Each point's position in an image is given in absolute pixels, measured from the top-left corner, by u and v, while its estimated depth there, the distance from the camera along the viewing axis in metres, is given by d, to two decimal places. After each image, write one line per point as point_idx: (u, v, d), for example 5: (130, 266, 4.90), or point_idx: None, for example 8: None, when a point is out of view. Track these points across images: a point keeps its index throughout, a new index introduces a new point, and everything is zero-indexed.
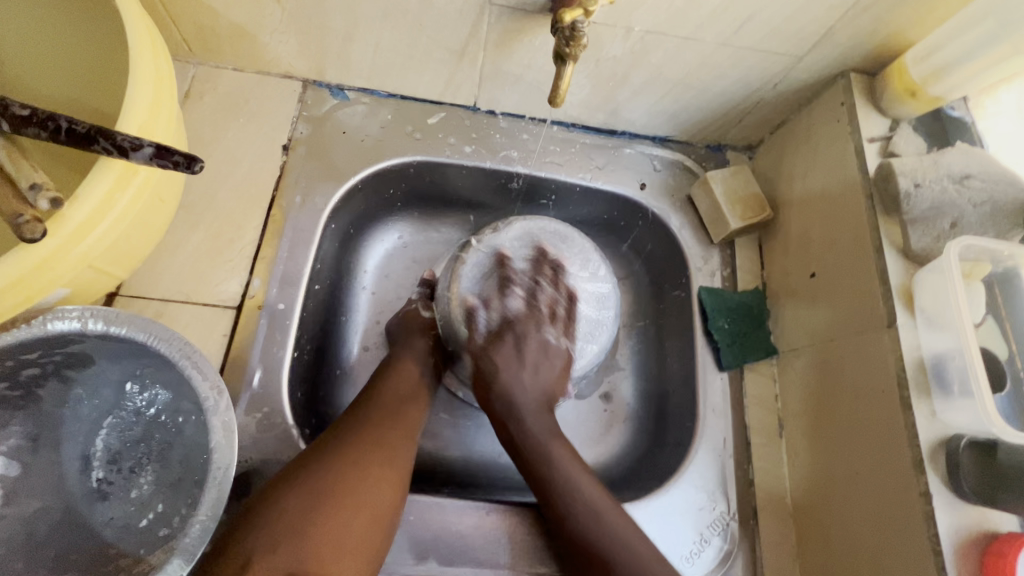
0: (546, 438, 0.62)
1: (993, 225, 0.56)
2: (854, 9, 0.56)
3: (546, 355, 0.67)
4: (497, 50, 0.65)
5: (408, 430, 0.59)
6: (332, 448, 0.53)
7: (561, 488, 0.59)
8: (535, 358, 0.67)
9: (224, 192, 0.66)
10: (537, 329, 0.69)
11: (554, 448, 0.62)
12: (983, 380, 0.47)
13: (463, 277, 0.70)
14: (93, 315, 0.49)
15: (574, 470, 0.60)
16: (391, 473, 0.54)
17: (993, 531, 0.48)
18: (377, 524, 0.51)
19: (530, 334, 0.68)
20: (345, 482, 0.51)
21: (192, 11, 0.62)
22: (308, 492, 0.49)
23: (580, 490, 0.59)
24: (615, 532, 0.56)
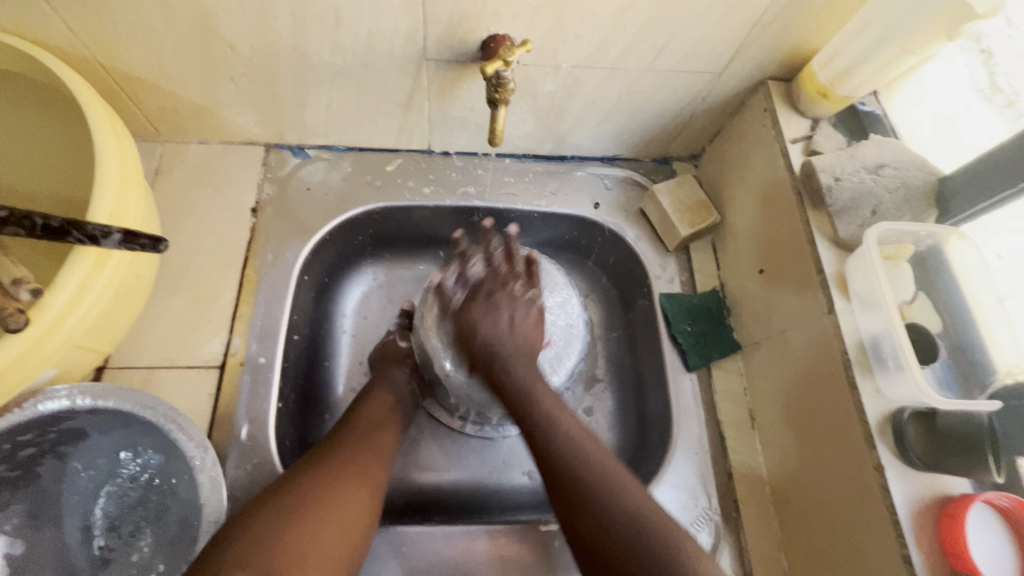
0: (530, 380, 0.61)
1: (910, 208, 0.60)
2: (757, 26, 0.61)
3: (523, 307, 0.67)
4: (440, 98, 0.70)
5: (382, 451, 0.63)
6: (308, 470, 0.57)
7: (558, 442, 0.55)
8: (511, 313, 0.66)
9: (199, 259, 0.70)
10: (512, 295, 0.68)
11: (557, 406, 0.59)
12: (911, 355, 0.51)
13: (437, 308, 0.74)
14: (81, 392, 0.53)
15: (574, 433, 0.56)
16: (363, 492, 0.57)
17: (944, 496, 0.51)
18: (345, 539, 0.54)
19: (502, 295, 0.67)
20: (318, 499, 0.54)
21: (154, 95, 0.67)
22: (281, 507, 0.52)
23: (582, 446, 0.55)
24: (597, 467, 0.53)
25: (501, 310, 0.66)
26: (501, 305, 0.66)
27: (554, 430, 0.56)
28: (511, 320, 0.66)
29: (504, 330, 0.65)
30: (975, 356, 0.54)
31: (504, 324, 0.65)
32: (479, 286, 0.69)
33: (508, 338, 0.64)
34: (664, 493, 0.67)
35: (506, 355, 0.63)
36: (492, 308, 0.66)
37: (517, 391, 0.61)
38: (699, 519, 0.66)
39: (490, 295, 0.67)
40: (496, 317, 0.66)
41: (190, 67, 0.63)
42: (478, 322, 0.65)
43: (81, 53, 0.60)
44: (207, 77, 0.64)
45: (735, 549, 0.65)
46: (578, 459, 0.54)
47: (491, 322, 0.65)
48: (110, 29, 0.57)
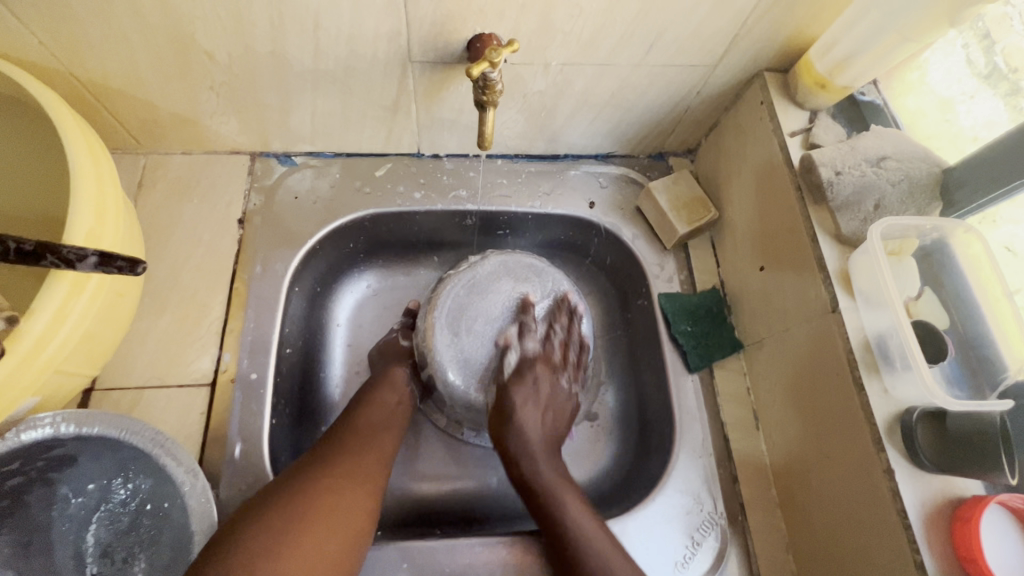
0: (557, 483, 0.63)
1: (913, 202, 0.58)
2: (752, 17, 0.59)
3: (559, 405, 0.70)
4: (427, 101, 0.68)
5: (382, 454, 0.62)
6: (308, 471, 0.56)
7: (576, 551, 0.57)
8: (548, 401, 0.69)
9: (186, 273, 0.68)
10: (551, 380, 0.71)
11: (568, 496, 0.61)
12: (920, 355, 0.50)
13: (440, 307, 0.73)
14: (64, 419, 0.51)
15: (579, 513, 0.60)
16: (364, 495, 0.56)
17: (956, 498, 0.49)
18: (345, 543, 0.53)
19: (546, 380, 0.71)
20: (319, 505, 0.53)
21: (133, 106, 0.65)
22: (281, 512, 0.51)
23: (582, 528, 0.58)
24: (593, 548, 0.56)
25: (532, 410, 0.67)
26: (530, 395, 0.68)
27: (564, 519, 0.59)
28: (539, 420, 0.67)
29: (533, 426, 0.66)
30: (985, 351, 0.53)
31: (535, 430, 0.67)
32: (524, 363, 0.70)
33: (536, 441, 0.66)
34: (669, 498, 0.65)
35: (532, 450, 0.65)
36: (525, 409, 0.67)
37: (546, 489, 0.62)
38: (705, 524, 0.64)
39: (532, 371, 0.70)
40: (533, 411, 0.67)
41: (167, 76, 0.61)
42: (520, 410, 0.67)
43: (54, 66, 0.58)
44: (186, 87, 0.62)
45: (742, 554, 0.63)
46: (569, 522, 0.59)
47: (532, 415, 0.67)
48: (82, 40, 0.55)
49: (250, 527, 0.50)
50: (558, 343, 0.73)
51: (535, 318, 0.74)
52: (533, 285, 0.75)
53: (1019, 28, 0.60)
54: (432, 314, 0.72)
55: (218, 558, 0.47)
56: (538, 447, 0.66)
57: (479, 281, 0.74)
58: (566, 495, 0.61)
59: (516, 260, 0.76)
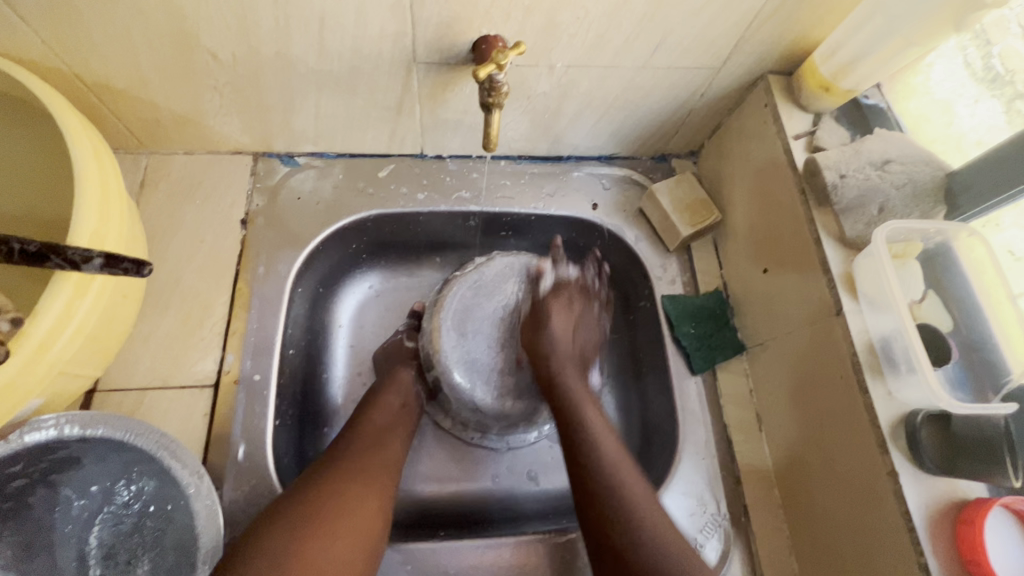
0: (617, 457, 0.58)
1: (917, 205, 0.59)
2: (757, 20, 0.60)
3: (589, 324, 0.72)
4: (432, 101, 0.68)
5: (390, 460, 0.61)
6: (316, 479, 0.56)
7: (604, 468, 0.57)
8: (576, 317, 0.70)
9: (189, 274, 0.68)
10: (592, 312, 0.73)
11: (589, 407, 0.62)
12: (925, 358, 0.50)
13: (446, 310, 0.72)
14: (69, 420, 0.51)
15: (624, 467, 0.57)
16: (372, 503, 0.56)
17: (960, 500, 0.50)
18: (355, 552, 0.52)
19: (580, 307, 0.72)
20: (327, 515, 0.53)
21: (136, 106, 0.65)
22: (290, 523, 0.51)
23: (605, 451, 0.58)
24: (628, 482, 0.56)
25: (564, 316, 0.69)
26: (564, 309, 0.70)
27: (588, 435, 0.60)
28: (570, 328, 0.69)
29: (563, 336, 0.68)
30: (987, 354, 0.53)
31: (559, 333, 0.68)
32: (558, 287, 0.73)
33: (566, 347, 0.67)
34: (672, 499, 0.66)
35: (559, 355, 0.66)
36: (557, 313, 0.69)
37: (569, 402, 0.63)
38: (709, 526, 0.64)
39: (572, 299, 0.72)
40: (564, 319, 0.69)
41: (171, 76, 0.61)
42: (552, 317, 0.69)
43: (58, 65, 0.58)
44: (190, 86, 0.62)
45: (746, 555, 0.64)
46: (608, 465, 0.57)
47: (562, 322, 0.69)
48: (86, 39, 0.55)
49: (262, 538, 0.50)
50: (576, 288, 0.73)
51: (564, 270, 0.75)
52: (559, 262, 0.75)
53: (1016, 31, 0.61)
54: (437, 315, 0.72)
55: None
56: (575, 374, 0.66)
57: (484, 284, 0.74)
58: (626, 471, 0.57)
59: (522, 262, 0.76)
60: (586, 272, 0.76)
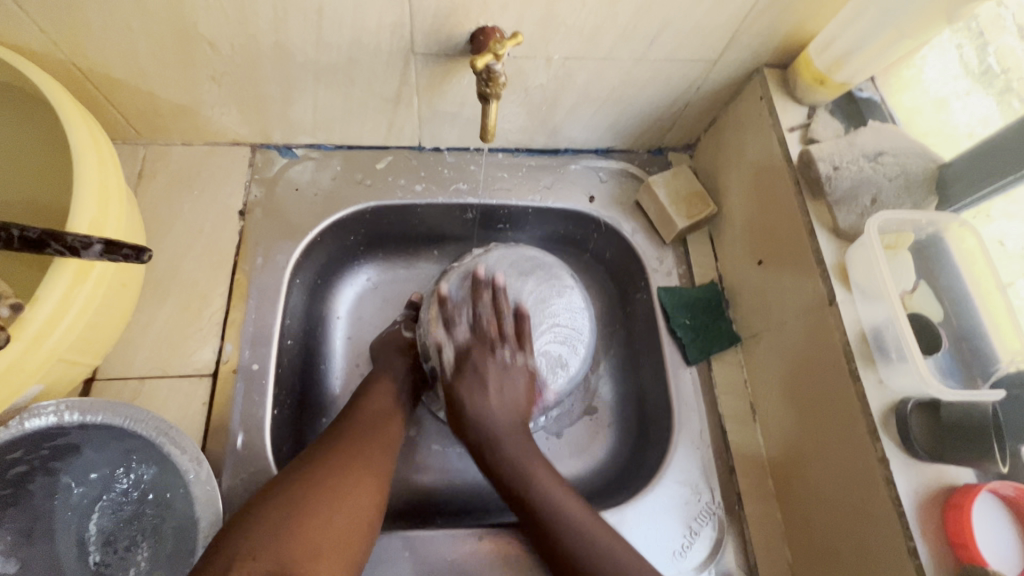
0: (526, 461, 0.63)
1: (910, 196, 0.59)
2: (752, 12, 0.60)
3: (512, 377, 0.68)
4: (430, 93, 0.68)
5: (387, 443, 0.62)
6: (315, 460, 0.57)
7: (536, 491, 0.61)
8: (498, 382, 0.67)
9: (187, 264, 0.68)
10: (501, 364, 0.68)
11: (535, 466, 0.63)
12: (915, 346, 0.50)
13: (441, 300, 0.72)
14: (68, 407, 0.51)
15: (567, 501, 0.60)
16: (370, 485, 0.57)
17: (949, 485, 0.50)
18: (354, 532, 0.53)
19: (490, 366, 0.68)
20: (325, 492, 0.54)
21: (134, 96, 0.65)
22: (289, 500, 0.52)
23: (568, 513, 0.59)
24: (555, 498, 0.60)
25: (490, 385, 0.67)
26: (474, 382, 0.67)
27: (537, 494, 0.61)
28: (500, 397, 0.67)
29: (495, 409, 0.66)
30: (976, 344, 0.54)
31: (495, 408, 0.66)
32: (478, 330, 0.70)
33: (505, 423, 0.65)
34: (667, 488, 0.66)
35: (496, 428, 0.65)
36: (489, 377, 0.67)
37: (515, 474, 0.62)
38: (703, 514, 0.65)
39: (478, 368, 0.68)
40: (485, 396, 0.66)
41: (169, 66, 0.61)
42: (472, 396, 0.66)
43: (56, 54, 0.58)
44: (187, 76, 0.62)
45: (739, 542, 0.64)
46: (535, 486, 0.61)
47: (483, 399, 0.66)
48: (84, 28, 0.55)
49: (262, 512, 0.51)
50: (483, 351, 0.69)
51: (461, 318, 0.70)
52: (451, 283, 0.73)
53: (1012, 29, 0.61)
54: (432, 306, 0.72)
55: (232, 547, 0.48)
56: (514, 443, 0.65)
57: (476, 273, 0.73)
58: (562, 500, 0.60)
59: (517, 255, 0.76)
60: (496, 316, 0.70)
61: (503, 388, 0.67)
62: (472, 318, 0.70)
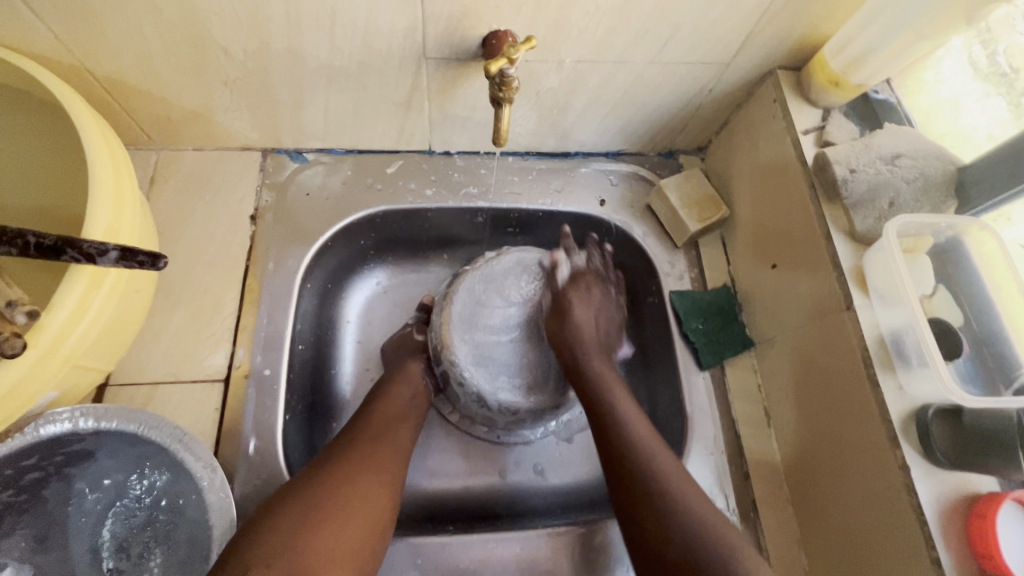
0: (606, 378, 0.66)
1: (928, 199, 0.58)
2: (767, 14, 0.59)
3: (609, 308, 0.74)
4: (441, 97, 0.68)
5: (398, 446, 0.62)
6: (327, 464, 0.56)
7: (648, 469, 0.56)
8: (598, 305, 0.73)
9: (199, 269, 0.69)
10: (606, 292, 0.75)
11: (617, 389, 0.65)
12: (937, 352, 0.50)
13: (456, 300, 0.72)
14: (83, 413, 0.51)
15: (650, 444, 0.59)
16: (380, 489, 0.57)
17: (971, 494, 0.50)
18: (364, 537, 0.53)
19: (597, 291, 0.74)
20: (337, 497, 0.53)
21: (146, 102, 0.65)
22: (301, 505, 0.52)
23: (655, 459, 0.57)
24: (662, 463, 0.57)
25: (580, 302, 0.72)
26: (586, 299, 0.72)
27: (614, 411, 0.62)
28: (595, 317, 0.71)
29: (589, 323, 0.70)
30: (998, 349, 0.53)
31: (590, 340, 0.69)
32: (575, 276, 0.74)
33: (590, 334, 0.70)
34: None
35: (585, 344, 0.69)
36: (577, 305, 0.72)
37: (614, 425, 0.61)
38: None
39: (587, 287, 0.74)
40: (597, 352, 0.69)
41: (182, 72, 0.61)
42: (575, 309, 0.71)
43: (70, 61, 0.58)
44: (200, 81, 0.62)
45: (755, 549, 0.64)
46: (639, 445, 0.58)
47: (586, 312, 0.71)
48: (99, 34, 0.55)
49: (274, 518, 0.51)
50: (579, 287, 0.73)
51: (540, 291, 0.74)
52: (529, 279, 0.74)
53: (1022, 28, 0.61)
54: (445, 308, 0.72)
55: (245, 553, 0.48)
56: (597, 364, 0.67)
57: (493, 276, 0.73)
58: (645, 441, 0.59)
59: (531, 256, 0.76)
60: (588, 260, 0.76)
61: (602, 313, 0.73)
62: (558, 292, 0.73)
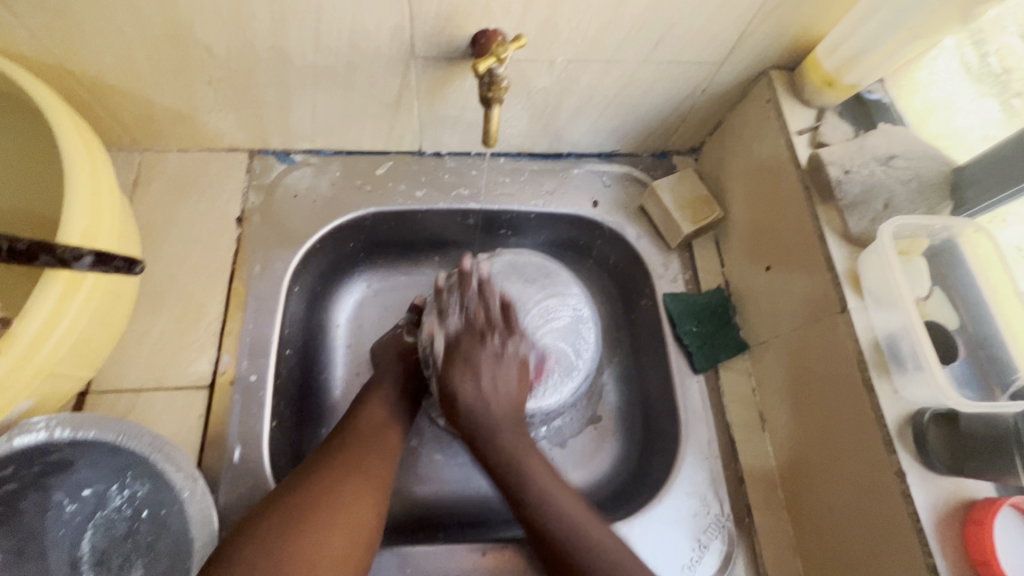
0: (522, 453, 0.62)
1: (923, 201, 0.58)
2: (760, 13, 0.59)
3: (505, 364, 0.67)
4: (430, 97, 0.67)
5: (386, 453, 0.61)
6: (313, 472, 0.55)
7: (559, 521, 0.57)
8: (490, 370, 0.66)
9: (184, 272, 0.67)
10: (491, 354, 0.67)
11: (530, 459, 0.62)
12: (933, 356, 0.49)
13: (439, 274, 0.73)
14: (59, 423, 0.50)
15: (553, 488, 0.60)
16: (369, 497, 0.55)
17: (969, 500, 0.49)
18: (354, 547, 0.52)
19: (484, 359, 0.66)
20: (322, 507, 0.52)
21: (128, 102, 0.63)
22: (285, 516, 0.50)
23: (569, 513, 0.57)
24: (589, 531, 0.56)
25: (471, 350, 0.67)
26: (472, 373, 0.65)
27: (530, 488, 0.59)
28: (477, 386, 0.65)
29: (485, 397, 0.64)
30: (995, 352, 0.52)
31: (472, 386, 0.65)
32: (507, 297, 0.70)
33: (498, 406, 0.64)
34: (674, 500, 0.65)
35: (489, 421, 0.63)
36: (474, 355, 0.67)
37: (512, 474, 0.61)
38: (712, 527, 0.64)
39: (467, 355, 0.67)
40: (490, 377, 0.65)
41: (165, 71, 0.59)
42: (458, 384, 0.65)
43: (47, 60, 0.56)
44: (183, 81, 0.61)
45: (749, 555, 0.63)
46: (524, 478, 0.60)
47: (467, 380, 0.65)
48: (76, 32, 0.54)
49: (257, 530, 0.49)
50: (477, 293, 0.69)
51: (450, 324, 0.70)
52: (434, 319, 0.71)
53: (1013, 29, 0.62)
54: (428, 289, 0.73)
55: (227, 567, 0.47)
56: (507, 433, 0.63)
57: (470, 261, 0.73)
58: (528, 461, 0.61)
59: (524, 260, 0.78)
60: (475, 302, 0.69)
61: (498, 374, 0.66)
62: (459, 311, 0.70)
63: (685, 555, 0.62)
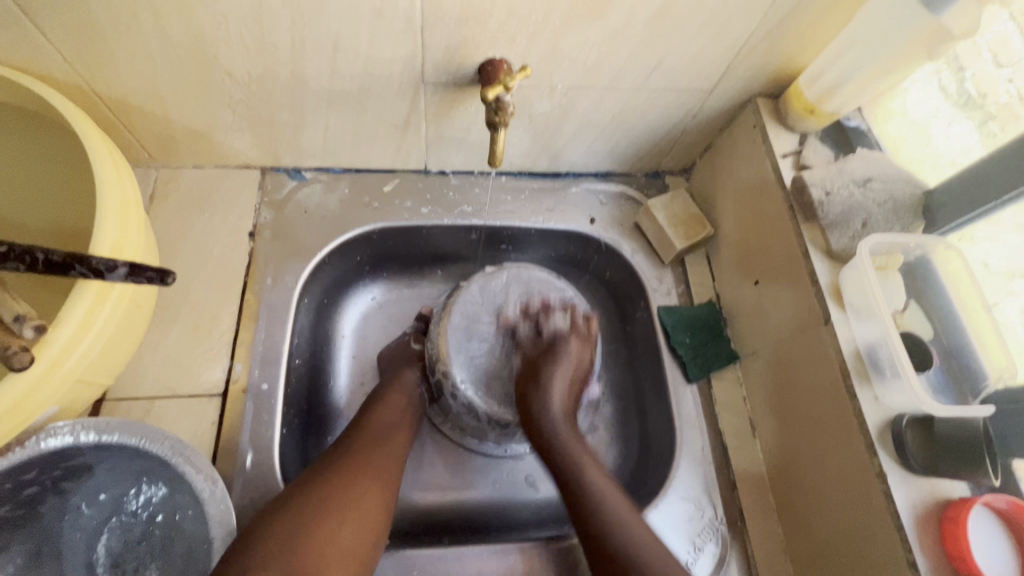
0: (575, 447, 0.63)
1: (898, 221, 0.62)
2: (746, 46, 0.63)
3: (569, 371, 0.68)
4: (437, 120, 0.71)
5: (394, 454, 0.63)
6: (324, 471, 0.57)
7: (597, 508, 0.57)
8: (566, 381, 0.68)
9: (198, 284, 0.70)
10: (568, 367, 0.69)
11: (586, 458, 0.62)
12: (908, 364, 0.53)
13: (461, 301, 0.74)
14: (84, 427, 0.52)
15: (589, 465, 0.61)
16: (377, 495, 0.58)
17: (945, 499, 0.52)
18: (363, 542, 0.54)
19: (561, 361, 0.69)
20: (335, 503, 0.54)
21: (149, 121, 0.66)
22: (299, 512, 0.53)
23: (591, 479, 0.60)
24: (603, 492, 0.59)
25: (559, 378, 0.67)
26: (562, 372, 0.68)
27: (585, 483, 0.60)
28: (567, 390, 0.67)
29: (558, 412, 0.65)
30: (966, 361, 0.56)
31: (557, 404, 0.66)
32: (557, 337, 0.72)
33: (562, 419, 0.65)
34: (670, 504, 0.67)
35: (561, 434, 0.64)
36: (554, 376, 0.67)
37: (566, 460, 0.62)
38: (707, 530, 0.66)
39: (551, 370, 0.68)
40: (561, 391, 0.67)
41: (188, 94, 0.63)
42: (546, 387, 0.66)
43: (77, 82, 0.59)
44: (203, 103, 0.64)
45: (742, 558, 0.65)
46: (578, 464, 0.61)
47: (558, 384, 0.67)
48: (107, 56, 0.57)
49: (273, 524, 0.52)
50: (575, 338, 0.71)
51: (534, 309, 0.74)
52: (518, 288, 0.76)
53: (987, 57, 0.64)
54: (447, 312, 0.74)
55: (244, 557, 0.49)
56: (588, 460, 0.62)
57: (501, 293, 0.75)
58: (580, 456, 0.62)
59: (528, 272, 0.77)
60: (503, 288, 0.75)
61: (562, 377, 0.68)
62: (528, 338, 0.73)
63: (681, 557, 0.64)
